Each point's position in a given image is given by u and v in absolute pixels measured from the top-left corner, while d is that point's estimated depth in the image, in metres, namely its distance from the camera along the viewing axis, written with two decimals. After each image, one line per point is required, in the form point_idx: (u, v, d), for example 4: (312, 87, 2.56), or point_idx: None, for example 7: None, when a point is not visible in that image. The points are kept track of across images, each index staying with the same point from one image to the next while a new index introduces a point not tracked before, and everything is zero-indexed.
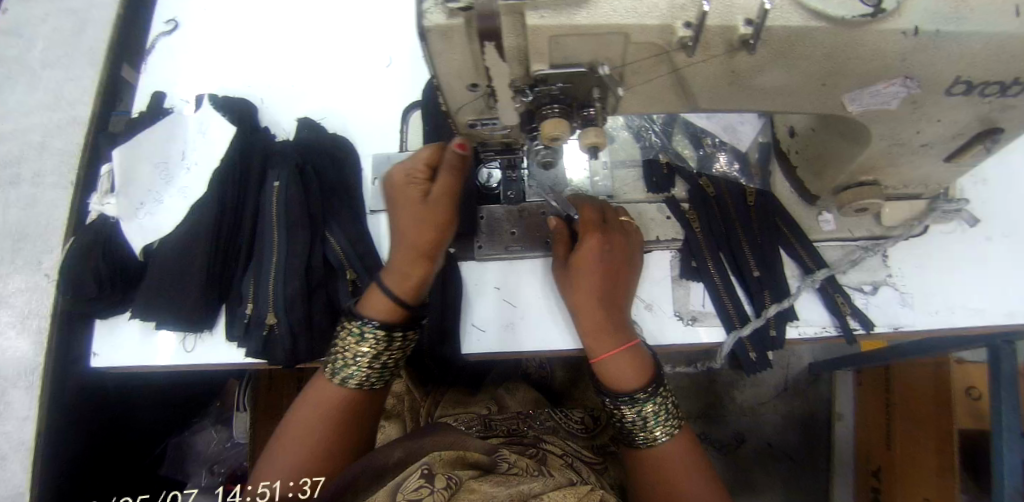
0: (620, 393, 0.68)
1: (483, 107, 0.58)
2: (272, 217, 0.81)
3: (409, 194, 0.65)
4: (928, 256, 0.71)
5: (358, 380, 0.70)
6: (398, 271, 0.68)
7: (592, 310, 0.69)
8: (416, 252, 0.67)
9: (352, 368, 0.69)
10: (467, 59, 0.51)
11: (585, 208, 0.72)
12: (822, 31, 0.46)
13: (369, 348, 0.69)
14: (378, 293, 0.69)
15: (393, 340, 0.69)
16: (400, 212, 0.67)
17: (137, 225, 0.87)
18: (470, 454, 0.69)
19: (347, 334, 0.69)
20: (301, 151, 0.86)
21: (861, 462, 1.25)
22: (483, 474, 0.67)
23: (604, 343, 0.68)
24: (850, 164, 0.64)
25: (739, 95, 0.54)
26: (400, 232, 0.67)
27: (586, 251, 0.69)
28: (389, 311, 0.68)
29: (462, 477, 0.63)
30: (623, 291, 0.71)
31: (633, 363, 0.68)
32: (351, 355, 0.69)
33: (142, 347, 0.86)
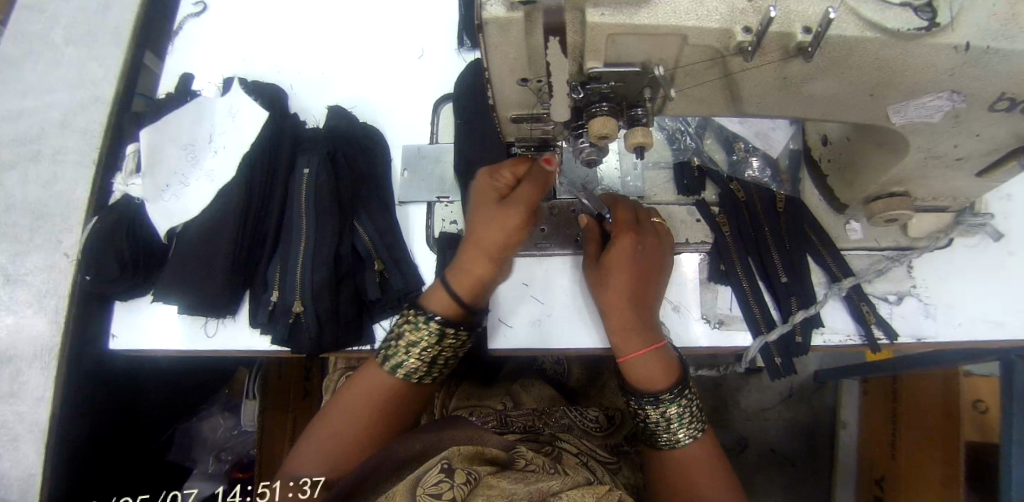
0: (644, 393, 0.69)
1: (532, 100, 0.58)
2: (301, 203, 0.82)
3: (490, 197, 0.68)
4: (952, 269, 0.73)
5: (406, 372, 0.71)
6: (464, 268, 0.70)
7: (620, 307, 0.69)
8: (485, 252, 0.68)
9: (402, 358, 0.71)
10: (521, 53, 0.51)
11: (619, 208, 0.74)
12: (877, 42, 0.47)
13: (422, 341, 0.70)
14: (442, 287, 0.71)
15: (445, 336, 0.70)
16: (479, 212, 0.70)
17: (163, 207, 0.86)
18: (488, 450, 0.61)
19: (404, 323, 0.71)
20: (331, 140, 0.86)
21: (864, 471, 1.27)
22: (501, 470, 0.60)
23: (631, 343, 0.69)
24: (883, 176, 0.66)
25: (787, 101, 0.55)
26: (473, 233, 0.70)
27: (618, 249, 0.70)
28: (449, 307, 0.70)
29: (481, 472, 0.56)
30: (653, 291, 0.72)
31: (660, 364, 0.69)
32: (405, 344, 0.70)
33: (162, 330, 0.87)
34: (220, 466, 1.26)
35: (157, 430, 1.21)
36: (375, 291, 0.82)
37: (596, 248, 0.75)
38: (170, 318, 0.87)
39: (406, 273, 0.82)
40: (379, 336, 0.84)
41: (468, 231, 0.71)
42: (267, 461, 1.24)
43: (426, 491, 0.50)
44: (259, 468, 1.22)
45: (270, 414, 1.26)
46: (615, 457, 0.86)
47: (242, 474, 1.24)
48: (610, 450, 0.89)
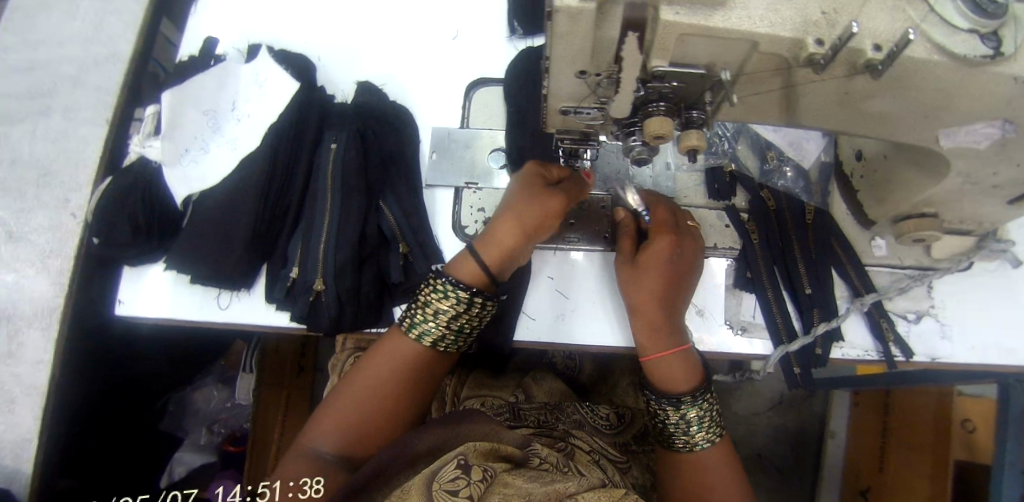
0: (667, 393, 0.69)
1: (587, 94, 0.58)
2: (327, 179, 0.80)
3: (535, 180, 0.72)
4: (969, 291, 0.75)
5: (432, 339, 0.69)
6: (493, 237, 0.70)
7: (650, 306, 0.69)
8: (519, 223, 0.69)
9: (429, 323, 0.69)
10: (587, 46, 0.50)
11: (659, 210, 0.74)
12: (942, 66, 0.47)
13: (448, 307, 0.68)
14: (467, 255, 0.70)
15: (473, 305, 0.68)
16: (518, 190, 0.72)
17: (180, 173, 0.83)
18: (503, 447, 0.59)
19: (430, 290, 0.69)
20: (362, 116, 0.86)
21: (850, 480, 1.31)
22: (518, 467, 0.57)
23: (655, 344, 0.70)
24: (917, 196, 0.67)
25: (844, 115, 0.55)
26: (507, 207, 0.71)
27: (653, 248, 0.70)
28: (474, 274, 0.69)
29: (497, 469, 0.53)
30: (683, 291, 0.72)
31: (683, 365, 0.69)
32: (431, 311, 0.69)
33: (171, 301, 0.85)
34: (215, 436, 1.27)
35: (151, 399, 1.18)
36: (398, 274, 0.81)
37: (630, 247, 0.74)
38: (181, 288, 0.85)
39: (430, 258, 0.81)
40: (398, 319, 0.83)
41: (504, 206, 0.72)
42: (261, 436, 1.22)
43: (442, 487, 0.48)
44: (254, 445, 1.20)
45: (266, 389, 1.26)
46: (625, 457, 0.86)
47: (236, 448, 1.26)
48: (620, 448, 0.89)
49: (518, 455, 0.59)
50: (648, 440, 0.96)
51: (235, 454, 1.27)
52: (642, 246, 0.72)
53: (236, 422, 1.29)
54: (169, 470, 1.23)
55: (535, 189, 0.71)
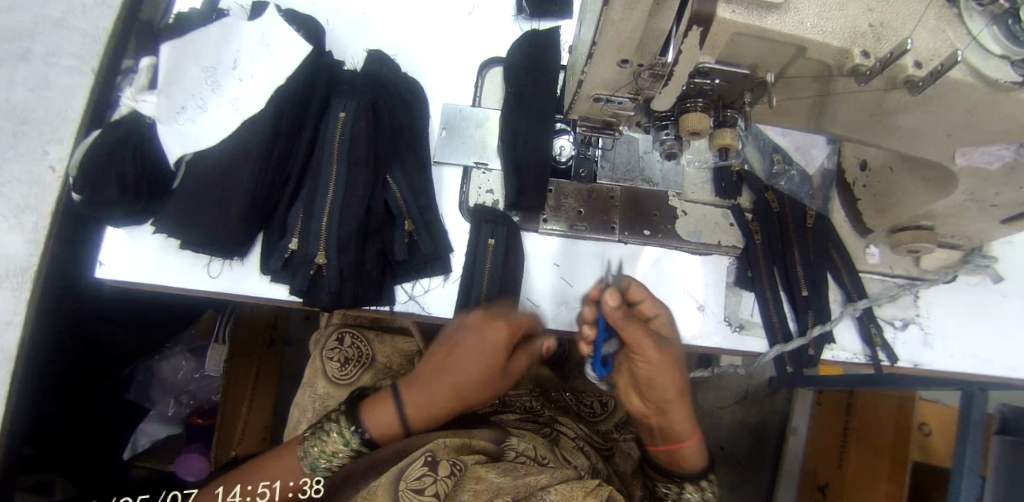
0: (675, 472, 0.70)
1: (624, 84, 0.57)
2: (332, 145, 0.76)
3: (496, 343, 0.65)
4: (952, 302, 0.80)
5: (316, 471, 0.64)
6: (423, 398, 0.64)
7: (680, 399, 0.64)
8: (449, 383, 0.64)
9: (320, 459, 0.63)
10: (636, 35, 0.49)
11: (658, 313, 0.66)
12: (975, 88, 0.48)
13: (346, 453, 0.64)
14: (388, 404, 0.65)
15: (364, 452, 0.65)
16: (479, 338, 0.65)
17: (175, 130, 0.79)
18: (475, 442, 0.64)
19: (333, 425, 0.64)
20: (370, 83, 0.82)
21: (808, 476, 1.39)
22: (492, 460, 0.62)
23: (687, 432, 0.66)
24: (918, 208, 0.70)
25: (872, 125, 0.57)
26: (457, 364, 0.65)
27: (654, 352, 0.60)
28: (384, 431, 0.64)
29: (467, 463, 0.58)
30: (679, 390, 0.63)
31: (700, 449, 0.68)
32: (326, 450, 0.63)
33: (157, 266, 0.80)
34: (182, 409, 1.20)
35: (114, 367, 1.10)
36: (403, 252, 0.79)
37: (649, 344, 0.60)
38: (167, 253, 0.81)
39: (436, 237, 0.80)
40: (399, 298, 0.81)
41: (454, 354, 0.66)
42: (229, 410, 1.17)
43: (407, 486, 0.53)
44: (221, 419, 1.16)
45: (238, 363, 1.20)
46: (607, 444, 0.88)
47: (202, 421, 1.19)
48: (602, 436, 0.91)
49: (492, 449, 0.64)
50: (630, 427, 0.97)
51: (202, 427, 1.19)
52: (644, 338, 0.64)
53: (205, 393, 1.22)
54: (133, 443, 1.16)
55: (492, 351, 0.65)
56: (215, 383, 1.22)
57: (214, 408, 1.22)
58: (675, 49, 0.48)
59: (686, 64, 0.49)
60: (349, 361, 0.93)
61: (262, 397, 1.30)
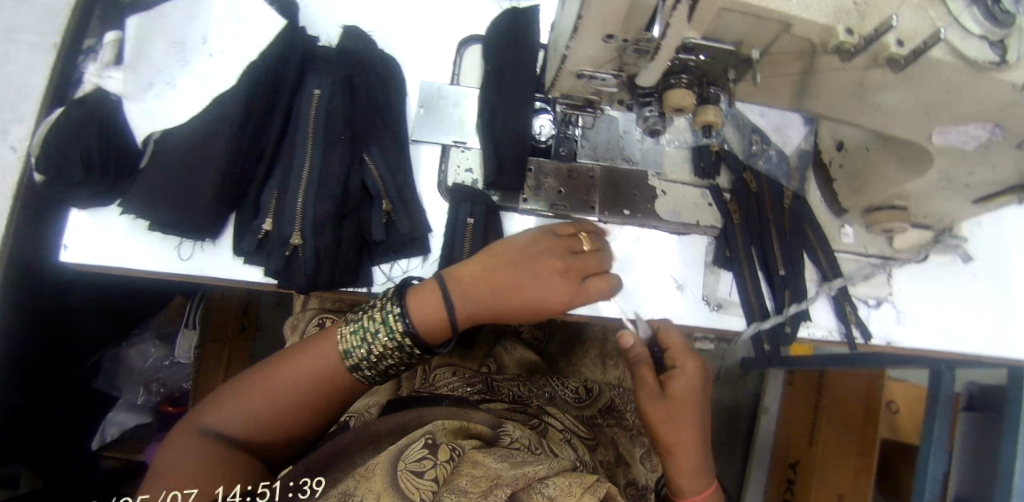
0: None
1: (609, 60, 0.56)
2: (307, 124, 0.74)
3: (552, 259, 0.66)
4: (923, 281, 0.82)
5: (353, 361, 0.61)
6: (477, 303, 0.64)
7: (681, 446, 0.66)
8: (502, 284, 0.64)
9: (358, 348, 0.61)
10: (622, 9, 0.49)
11: (687, 362, 0.69)
12: (955, 68, 0.49)
13: (383, 345, 0.61)
14: (439, 297, 0.63)
15: (403, 346, 0.61)
16: (541, 248, 0.67)
17: (143, 107, 0.77)
18: (473, 425, 0.63)
19: (374, 314, 0.62)
20: (347, 62, 0.80)
21: (780, 453, 1.44)
22: (488, 445, 0.61)
23: (692, 484, 0.67)
24: (893, 188, 0.71)
25: (852, 105, 0.57)
26: (513, 271, 0.65)
27: (657, 408, 0.66)
28: (429, 324, 0.62)
29: (465, 447, 0.56)
30: (693, 432, 0.67)
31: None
32: (366, 335, 0.61)
33: (126, 249, 0.77)
34: (152, 397, 1.18)
35: (81, 355, 1.08)
36: (380, 232, 0.77)
37: (648, 396, 0.67)
38: (135, 235, 0.77)
39: (414, 218, 0.78)
40: (377, 280, 0.79)
41: (510, 257, 0.65)
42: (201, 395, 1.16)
43: (407, 467, 0.51)
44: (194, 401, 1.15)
45: (209, 347, 1.21)
46: (593, 435, 0.88)
47: (174, 409, 1.19)
48: (585, 424, 0.92)
49: (487, 434, 0.63)
50: (614, 413, 0.97)
51: (174, 415, 1.20)
52: (665, 380, 0.69)
53: (176, 381, 1.20)
54: (101, 432, 1.13)
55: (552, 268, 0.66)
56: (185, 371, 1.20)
57: (185, 396, 1.21)
58: (663, 22, 0.47)
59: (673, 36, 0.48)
60: None
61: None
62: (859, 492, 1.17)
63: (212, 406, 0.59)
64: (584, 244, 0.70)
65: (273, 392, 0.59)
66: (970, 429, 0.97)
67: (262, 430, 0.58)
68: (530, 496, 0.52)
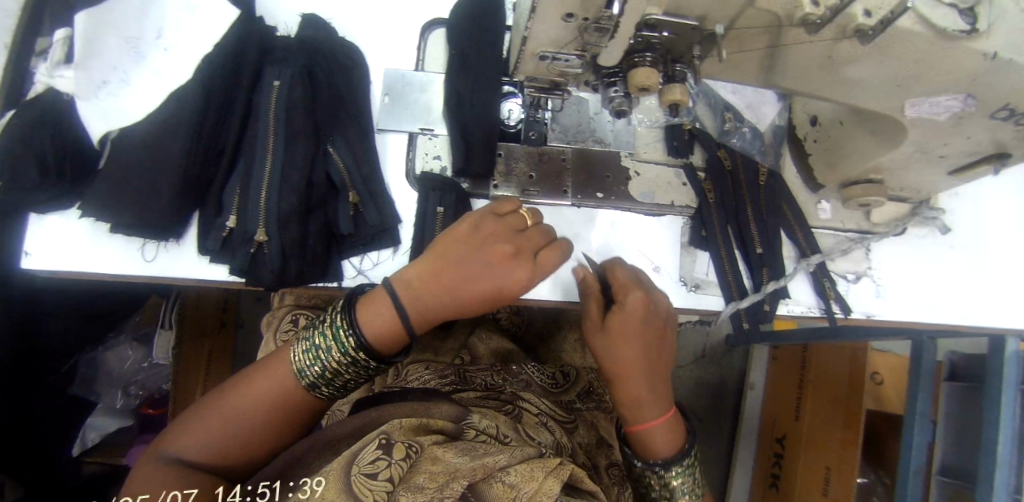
0: (643, 455, 0.68)
1: (570, 40, 0.55)
2: (267, 117, 0.73)
3: (500, 247, 0.65)
4: (901, 254, 0.82)
5: (309, 379, 0.61)
6: (431, 315, 0.63)
7: (631, 375, 0.66)
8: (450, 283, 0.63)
9: (313, 365, 0.61)
10: None
11: (631, 294, 0.68)
12: (924, 38, 0.47)
13: (338, 360, 0.61)
14: (388, 317, 0.62)
15: (359, 358, 0.61)
16: (488, 232, 0.65)
17: (97, 106, 0.74)
18: (434, 421, 0.65)
19: (327, 328, 0.62)
20: (305, 51, 0.77)
21: (767, 428, 1.45)
22: (449, 440, 0.63)
23: (649, 413, 0.67)
24: (868, 161, 0.70)
25: (822, 79, 0.55)
26: (465, 267, 0.63)
27: (602, 340, 0.67)
28: (383, 333, 0.62)
29: (423, 443, 0.59)
30: (654, 361, 0.68)
31: (669, 429, 0.68)
32: (319, 353, 0.61)
33: (88, 253, 0.75)
34: (132, 398, 1.22)
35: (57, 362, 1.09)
36: (348, 225, 0.75)
37: (594, 331, 0.68)
38: (96, 238, 0.75)
39: (383, 209, 0.76)
40: (347, 274, 0.78)
41: (461, 252, 0.64)
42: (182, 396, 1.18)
43: (360, 471, 0.52)
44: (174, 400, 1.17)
45: (187, 348, 1.22)
46: (570, 416, 0.89)
47: (154, 411, 1.22)
48: (565, 408, 0.92)
49: (450, 428, 0.66)
50: (593, 396, 0.98)
51: (154, 417, 1.23)
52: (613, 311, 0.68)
53: (154, 382, 1.24)
54: (81, 438, 1.18)
55: (502, 256, 0.64)
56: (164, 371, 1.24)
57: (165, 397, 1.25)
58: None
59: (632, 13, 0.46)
60: None
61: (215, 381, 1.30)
62: (847, 465, 1.18)
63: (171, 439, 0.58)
64: (525, 218, 0.70)
65: (232, 417, 0.59)
66: (953, 399, 0.97)
67: (222, 458, 0.58)
68: (490, 486, 0.56)
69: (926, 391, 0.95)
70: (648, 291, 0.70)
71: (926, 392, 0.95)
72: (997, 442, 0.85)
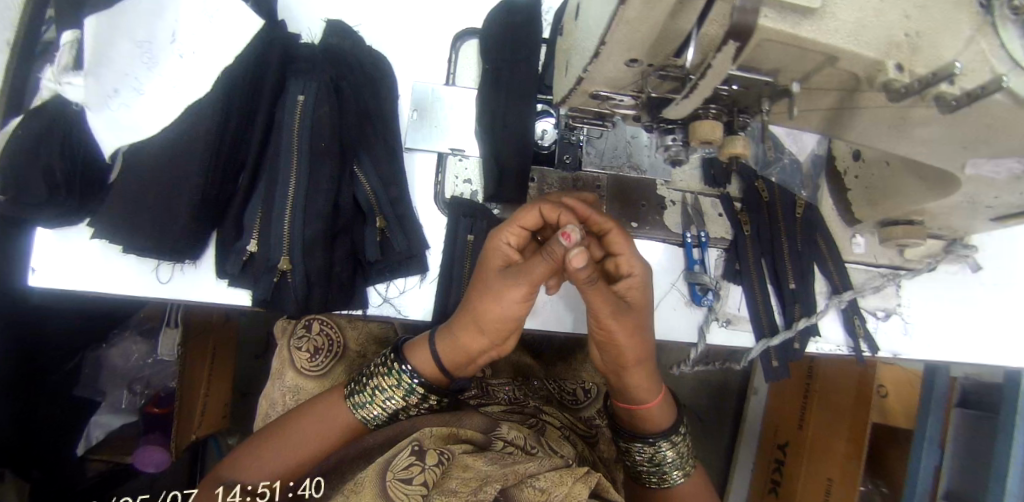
0: (645, 432, 0.73)
1: (629, 83, 0.52)
2: (292, 135, 0.69)
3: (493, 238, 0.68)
4: (932, 292, 0.81)
5: (363, 413, 0.71)
6: (456, 340, 0.66)
7: (637, 366, 0.67)
8: (468, 315, 0.64)
9: (367, 400, 0.70)
10: (650, 35, 0.44)
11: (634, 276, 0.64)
12: (1006, 108, 0.45)
13: (393, 394, 0.69)
14: (428, 346, 0.70)
15: (413, 392, 0.69)
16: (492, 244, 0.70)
17: (108, 118, 0.69)
18: (464, 431, 0.69)
19: (382, 367, 0.70)
20: (332, 62, 0.73)
21: (768, 435, 1.48)
22: (479, 450, 0.67)
23: (650, 393, 0.70)
24: (913, 205, 0.69)
25: (886, 135, 0.54)
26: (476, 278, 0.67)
27: (612, 320, 0.61)
28: (422, 363, 0.69)
29: (454, 452, 0.63)
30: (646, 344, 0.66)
31: (665, 408, 0.73)
32: (372, 388, 0.70)
33: (99, 272, 0.71)
34: (138, 396, 1.20)
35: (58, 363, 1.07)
36: (375, 251, 0.73)
37: (607, 308, 0.60)
38: (108, 258, 0.72)
39: (410, 235, 0.74)
40: (372, 301, 0.76)
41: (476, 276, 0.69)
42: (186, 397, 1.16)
43: (396, 476, 0.58)
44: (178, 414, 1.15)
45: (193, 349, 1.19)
46: (593, 432, 0.90)
47: (159, 410, 1.19)
48: (585, 424, 0.92)
49: (479, 439, 0.69)
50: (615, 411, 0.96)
51: (160, 416, 1.20)
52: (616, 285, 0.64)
53: (159, 380, 1.21)
54: (87, 434, 1.16)
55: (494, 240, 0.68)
56: (166, 369, 1.21)
57: (169, 396, 1.21)
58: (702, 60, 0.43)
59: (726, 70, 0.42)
60: (320, 351, 0.90)
61: (220, 376, 1.28)
62: (849, 479, 1.20)
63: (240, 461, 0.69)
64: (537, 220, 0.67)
65: (275, 438, 0.70)
66: (961, 424, 0.98)
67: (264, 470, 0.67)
68: (521, 490, 0.59)
69: (936, 417, 0.97)
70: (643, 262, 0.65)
71: (936, 417, 0.97)
72: (1008, 474, 0.86)
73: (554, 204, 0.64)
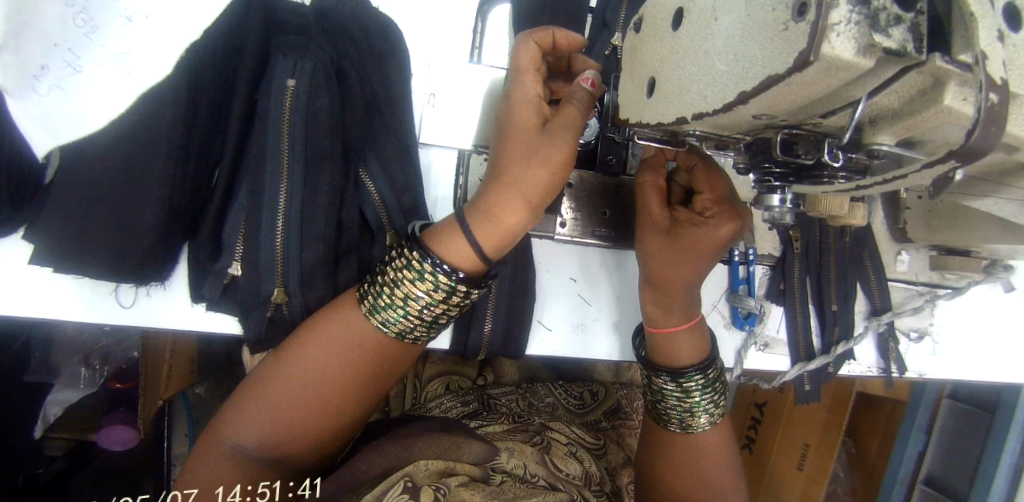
0: (666, 366, 0.65)
1: (740, 130, 0.41)
2: (280, 133, 0.54)
3: (526, 81, 0.52)
4: (962, 311, 0.80)
5: (398, 329, 0.55)
6: (493, 213, 0.51)
7: (673, 287, 0.63)
8: (522, 195, 0.51)
9: (395, 313, 0.54)
10: (801, 99, 0.33)
11: (710, 206, 0.60)
12: None
13: (430, 299, 0.53)
14: (461, 232, 0.52)
15: (455, 293, 0.53)
16: (513, 60, 0.53)
17: (36, 105, 0.53)
18: (462, 463, 0.54)
19: (404, 269, 0.52)
20: (328, 35, 0.59)
21: (745, 397, 1.55)
22: (478, 484, 0.52)
23: (672, 319, 0.64)
24: (977, 239, 0.62)
25: (1006, 204, 0.47)
26: (502, 142, 0.52)
27: (657, 239, 0.62)
28: (463, 258, 0.52)
29: (452, 485, 0.50)
30: (693, 269, 0.62)
31: (693, 340, 0.65)
32: (401, 296, 0.53)
33: (45, 295, 0.59)
34: (97, 372, 1.02)
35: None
36: None
37: (655, 222, 0.62)
38: (56, 281, 0.59)
39: None
40: None
41: (501, 119, 0.53)
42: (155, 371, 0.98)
43: None
44: (145, 376, 0.97)
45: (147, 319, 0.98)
46: (600, 441, 0.81)
47: (122, 386, 1.05)
48: (592, 428, 0.88)
49: (478, 473, 0.54)
50: (620, 414, 0.94)
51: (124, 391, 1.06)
52: (678, 212, 0.61)
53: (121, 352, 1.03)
54: (43, 413, 1.00)
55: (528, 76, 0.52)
56: (128, 343, 1.03)
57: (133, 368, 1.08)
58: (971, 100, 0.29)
59: (939, 171, 0.33)
60: None
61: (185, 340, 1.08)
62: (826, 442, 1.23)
63: (234, 416, 0.54)
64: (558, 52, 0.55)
65: (276, 398, 0.53)
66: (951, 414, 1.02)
67: (269, 442, 0.53)
68: None
69: None
70: (742, 218, 0.60)
71: None
72: (998, 460, 0.93)
73: (570, 35, 0.54)
